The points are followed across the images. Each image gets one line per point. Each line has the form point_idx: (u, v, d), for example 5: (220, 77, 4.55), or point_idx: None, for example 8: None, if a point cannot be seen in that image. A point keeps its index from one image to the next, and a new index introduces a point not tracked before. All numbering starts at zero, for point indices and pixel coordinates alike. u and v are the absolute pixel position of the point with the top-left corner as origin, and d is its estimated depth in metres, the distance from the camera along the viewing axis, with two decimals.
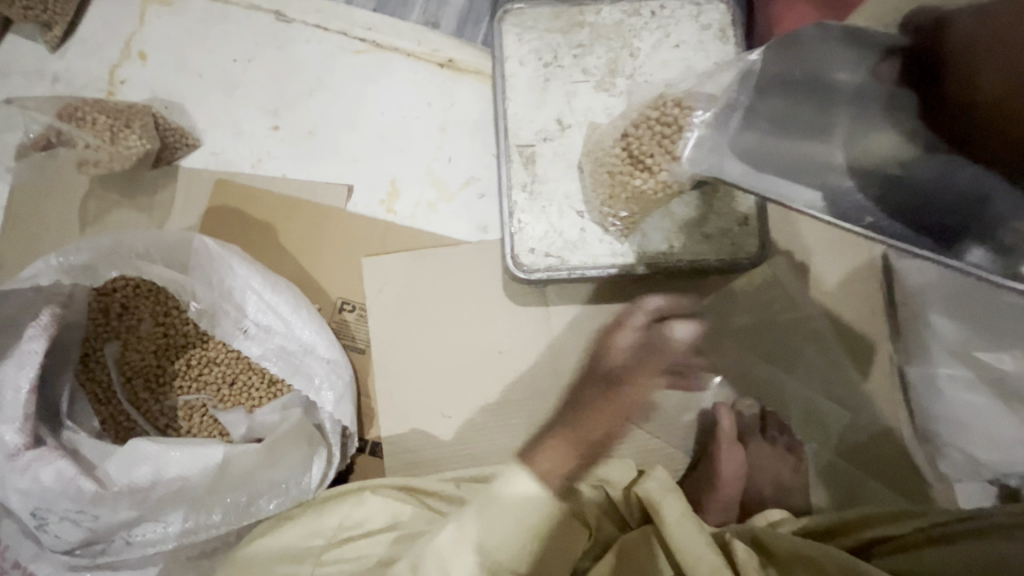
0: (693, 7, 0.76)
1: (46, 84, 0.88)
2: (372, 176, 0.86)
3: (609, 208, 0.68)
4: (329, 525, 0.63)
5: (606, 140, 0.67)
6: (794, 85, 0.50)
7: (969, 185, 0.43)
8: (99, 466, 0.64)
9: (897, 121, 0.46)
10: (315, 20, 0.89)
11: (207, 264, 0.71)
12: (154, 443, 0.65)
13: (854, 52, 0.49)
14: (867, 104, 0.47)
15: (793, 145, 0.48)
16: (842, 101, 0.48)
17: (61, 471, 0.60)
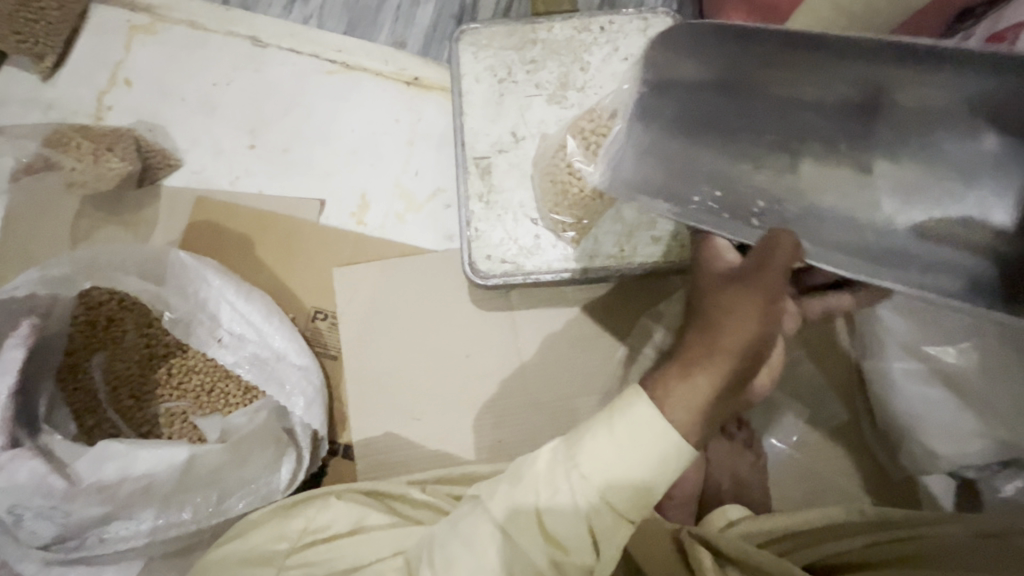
0: (641, 21, 0.79)
1: (39, 111, 0.93)
2: (344, 189, 0.90)
3: (558, 214, 0.73)
4: (294, 529, 0.65)
5: (548, 152, 0.74)
6: (713, 89, 0.59)
7: (860, 181, 0.54)
8: (70, 465, 0.68)
9: (815, 122, 0.55)
10: (288, 44, 0.94)
11: (182, 275, 0.76)
12: (122, 443, 0.69)
13: (775, 50, 0.55)
14: (780, 110, 0.56)
15: (700, 154, 0.59)
16: (759, 105, 0.57)
17: (34, 469, 0.64)
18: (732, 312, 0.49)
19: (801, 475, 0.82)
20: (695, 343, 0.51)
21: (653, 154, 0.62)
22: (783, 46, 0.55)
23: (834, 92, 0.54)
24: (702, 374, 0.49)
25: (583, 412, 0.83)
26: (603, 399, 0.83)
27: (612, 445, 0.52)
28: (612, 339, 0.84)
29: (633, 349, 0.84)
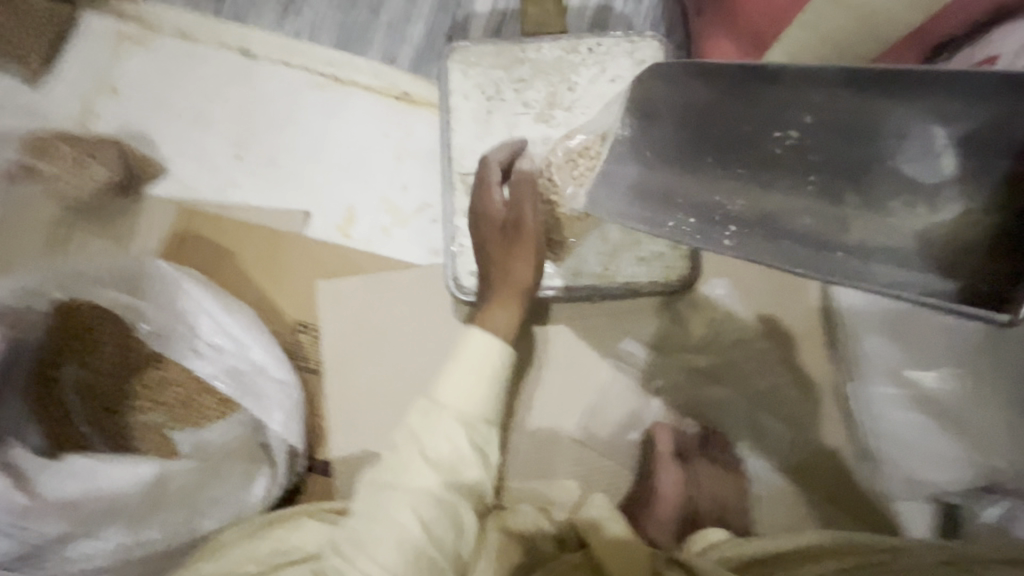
0: (628, 44, 0.81)
1: (22, 117, 0.93)
2: (330, 202, 0.90)
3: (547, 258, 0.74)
4: (263, 551, 0.61)
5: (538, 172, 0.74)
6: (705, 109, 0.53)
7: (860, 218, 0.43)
8: (32, 480, 0.63)
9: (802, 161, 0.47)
10: (279, 57, 0.94)
11: (162, 287, 0.75)
12: (88, 458, 0.67)
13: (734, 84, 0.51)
14: (745, 134, 0.50)
15: (701, 179, 0.51)
16: (748, 117, 0.50)
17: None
18: (507, 255, 0.70)
19: (784, 497, 0.82)
20: (497, 273, 0.69)
21: (638, 181, 0.56)
22: (872, 89, 0.44)
23: (790, 124, 0.48)
24: (499, 301, 0.67)
25: (567, 430, 0.83)
26: (586, 418, 0.83)
27: (463, 370, 0.60)
28: (597, 357, 0.84)
29: (617, 368, 0.84)
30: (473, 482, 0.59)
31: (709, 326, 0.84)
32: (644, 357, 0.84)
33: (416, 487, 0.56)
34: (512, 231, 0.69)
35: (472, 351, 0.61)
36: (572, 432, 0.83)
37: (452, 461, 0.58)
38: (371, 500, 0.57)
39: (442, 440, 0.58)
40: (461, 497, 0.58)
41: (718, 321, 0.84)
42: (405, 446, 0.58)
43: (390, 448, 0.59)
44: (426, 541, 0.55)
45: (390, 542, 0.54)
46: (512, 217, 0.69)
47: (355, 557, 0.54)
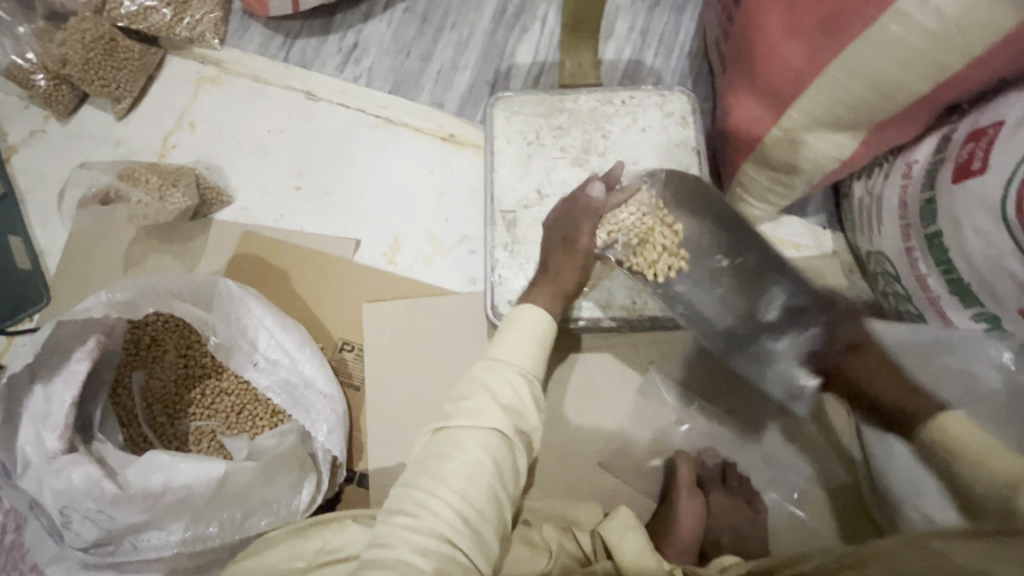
0: (658, 97, 0.88)
1: (110, 147, 1.04)
2: (378, 231, 0.98)
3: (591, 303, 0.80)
4: (311, 548, 0.67)
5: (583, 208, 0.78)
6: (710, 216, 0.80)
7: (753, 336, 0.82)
8: (120, 473, 0.73)
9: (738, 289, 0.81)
10: (338, 99, 1.04)
11: (228, 303, 0.82)
12: (167, 454, 0.73)
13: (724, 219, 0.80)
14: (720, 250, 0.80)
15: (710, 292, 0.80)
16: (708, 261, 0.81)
17: (89, 473, 0.69)
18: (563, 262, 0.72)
19: (801, 530, 0.84)
20: (552, 268, 0.73)
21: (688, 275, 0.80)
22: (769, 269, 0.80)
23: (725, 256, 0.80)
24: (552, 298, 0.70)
25: (591, 454, 0.87)
26: (610, 444, 0.87)
27: (520, 336, 0.65)
28: (622, 385, 0.89)
29: (641, 398, 0.89)
30: (532, 429, 0.63)
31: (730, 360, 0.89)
32: (665, 388, 0.89)
33: (485, 426, 0.59)
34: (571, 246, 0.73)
35: (529, 320, 0.66)
36: (596, 456, 0.87)
37: (517, 406, 0.62)
38: (442, 442, 0.60)
39: (507, 389, 0.62)
40: (522, 442, 0.62)
41: None
42: (474, 394, 0.62)
43: (459, 398, 0.62)
44: (496, 473, 0.59)
45: (464, 476, 0.57)
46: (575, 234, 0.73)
47: (435, 487, 0.57)
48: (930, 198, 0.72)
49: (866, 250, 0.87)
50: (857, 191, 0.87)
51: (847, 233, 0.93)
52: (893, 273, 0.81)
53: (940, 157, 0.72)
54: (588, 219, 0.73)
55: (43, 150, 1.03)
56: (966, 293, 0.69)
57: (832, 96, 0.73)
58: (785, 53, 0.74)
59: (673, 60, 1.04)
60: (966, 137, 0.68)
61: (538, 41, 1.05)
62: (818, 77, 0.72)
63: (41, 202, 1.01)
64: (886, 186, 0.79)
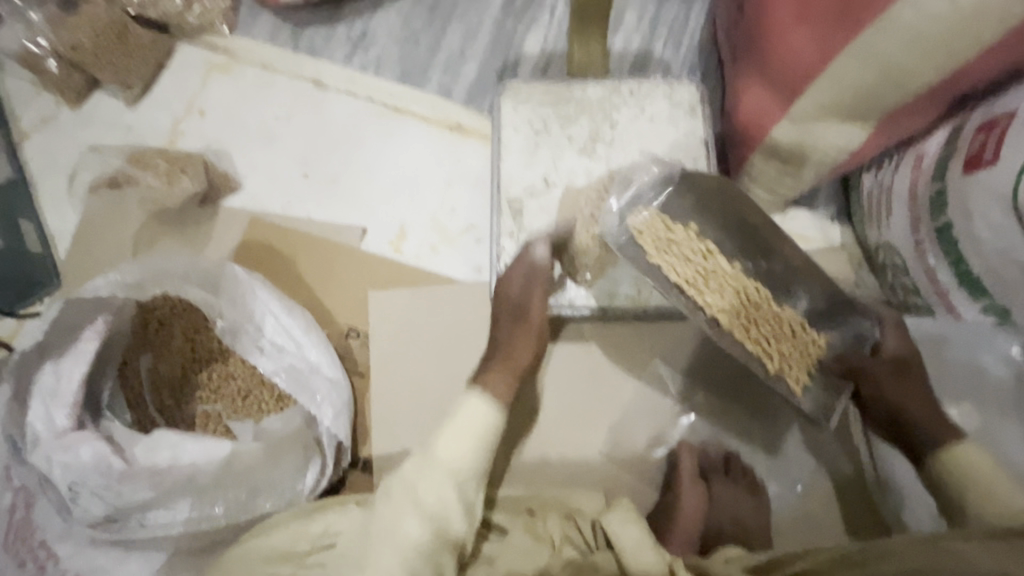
0: (666, 87, 0.87)
1: (120, 133, 1.04)
2: (384, 220, 0.98)
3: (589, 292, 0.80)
4: (312, 532, 0.68)
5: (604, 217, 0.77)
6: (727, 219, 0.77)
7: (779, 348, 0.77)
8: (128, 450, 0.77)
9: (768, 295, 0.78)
10: (347, 87, 1.05)
11: (235, 287, 0.82)
12: (176, 435, 0.78)
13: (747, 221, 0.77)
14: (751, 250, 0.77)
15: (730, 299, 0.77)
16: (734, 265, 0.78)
17: (96, 450, 0.72)
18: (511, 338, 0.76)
19: (804, 524, 0.84)
20: (502, 348, 0.76)
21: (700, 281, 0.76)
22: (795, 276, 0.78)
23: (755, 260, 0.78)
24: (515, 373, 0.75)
25: (594, 444, 0.87)
26: (613, 433, 0.87)
27: (455, 430, 0.69)
28: (627, 377, 0.89)
29: (646, 389, 0.88)
30: (460, 533, 0.65)
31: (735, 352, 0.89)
32: (670, 379, 0.88)
33: (405, 532, 0.62)
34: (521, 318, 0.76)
35: (467, 415, 0.70)
36: (599, 446, 0.87)
37: (440, 510, 0.64)
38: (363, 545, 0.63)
39: (433, 491, 0.65)
40: (448, 546, 0.64)
41: None
42: (398, 496, 0.65)
43: (386, 494, 0.66)
44: None
45: None
46: (524, 306, 0.76)
47: None
48: (938, 189, 0.71)
49: (875, 242, 0.86)
50: (867, 182, 0.86)
51: (855, 225, 0.92)
52: (901, 265, 0.80)
53: (950, 148, 0.71)
54: (533, 294, 0.76)
55: (54, 135, 1.04)
56: (975, 285, 0.69)
57: (840, 86, 0.72)
58: (793, 41, 0.73)
59: (683, 51, 1.03)
60: (978, 128, 0.67)
61: (547, 31, 1.05)
62: (829, 65, 0.71)
63: (52, 186, 1.02)
64: (896, 176, 0.79)
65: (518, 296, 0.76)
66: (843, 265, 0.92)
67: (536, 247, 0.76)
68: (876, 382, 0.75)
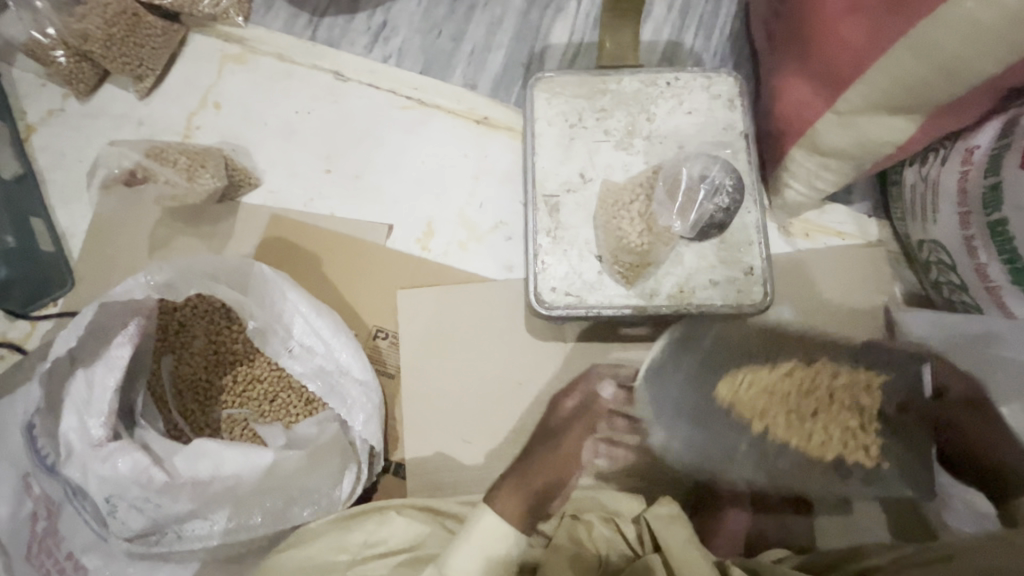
0: (704, 79, 0.85)
1: (131, 127, 1.01)
2: (410, 217, 0.95)
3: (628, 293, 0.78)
4: (355, 541, 0.69)
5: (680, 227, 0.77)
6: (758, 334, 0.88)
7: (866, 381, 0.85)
8: (167, 461, 0.72)
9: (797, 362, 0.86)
10: (368, 79, 1.01)
11: (264, 287, 0.79)
12: (216, 441, 0.72)
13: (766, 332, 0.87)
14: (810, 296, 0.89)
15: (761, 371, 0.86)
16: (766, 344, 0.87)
17: (136, 462, 0.68)
18: (549, 465, 0.84)
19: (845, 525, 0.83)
20: (530, 469, 0.83)
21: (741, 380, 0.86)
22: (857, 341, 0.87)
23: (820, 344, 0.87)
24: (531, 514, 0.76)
25: (631, 446, 0.85)
26: (650, 435, 0.86)
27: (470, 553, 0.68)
28: (663, 378, 0.87)
29: (682, 388, 0.87)
30: None
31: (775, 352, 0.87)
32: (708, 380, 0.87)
33: None
34: (558, 435, 0.86)
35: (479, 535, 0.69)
36: (636, 448, 0.85)
37: None
38: None
39: None
40: None
41: (784, 350, 0.87)
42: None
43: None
44: None
45: None
46: (560, 431, 0.86)
47: None
48: (993, 184, 0.69)
49: (918, 238, 0.84)
50: (909, 177, 0.84)
51: (894, 221, 0.90)
52: (948, 261, 0.79)
53: (1005, 142, 0.69)
54: (576, 425, 0.86)
55: (63, 129, 1.00)
56: None
57: (891, 78, 0.70)
58: (843, 31, 0.72)
59: (714, 42, 1.01)
60: None
61: (574, 21, 1.02)
62: (878, 57, 0.70)
63: (62, 182, 0.98)
64: (942, 172, 0.77)
65: (564, 418, 0.86)
66: (881, 260, 0.91)
67: (601, 385, 0.87)
68: (958, 428, 0.80)
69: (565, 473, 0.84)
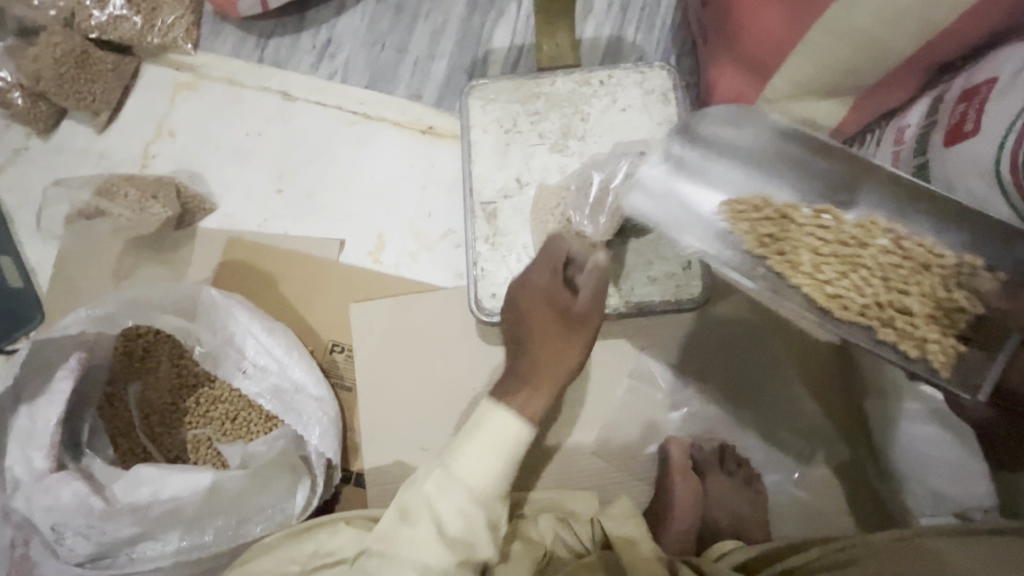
0: (638, 75, 0.85)
1: (92, 160, 1.04)
2: (362, 231, 0.97)
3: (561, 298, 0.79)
4: (304, 553, 0.69)
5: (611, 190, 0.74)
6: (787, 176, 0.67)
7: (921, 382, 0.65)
8: (107, 488, 0.75)
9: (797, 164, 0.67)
10: (315, 98, 1.03)
11: (213, 312, 0.81)
12: (152, 467, 0.77)
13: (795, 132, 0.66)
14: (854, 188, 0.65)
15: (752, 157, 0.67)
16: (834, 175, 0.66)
17: (76, 491, 0.71)
18: (543, 336, 0.66)
19: (804, 512, 0.84)
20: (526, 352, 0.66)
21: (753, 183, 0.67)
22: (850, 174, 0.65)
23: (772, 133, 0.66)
24: (546, 367, 0.65)
25: (586, 444, 0.86)
26: (607, 431, 0.86)
27: (477, 451, 0.62)
28: (616, 376, 0.87)
29: (635, 383, 0.87)
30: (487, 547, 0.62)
31: (725, 342, 0.88)
32: (660, 374, 0.87)
33: None
34: (558, 317, 0.66)
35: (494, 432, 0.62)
36: (592, 445, 0.86)
37: (466, 535, 0.61)
38: None
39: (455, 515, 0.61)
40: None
41: (735, 339, 0.88)
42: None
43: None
44: None
45: None
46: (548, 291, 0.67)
47: None
48: (921, 163, 0.68)
49: None
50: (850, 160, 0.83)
51: None
52: None
53: (930, 120, 0.68)
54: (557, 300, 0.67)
55: (27, 167, 1.04)
56: None
57: (815, 64, 0.70)
58: (762, 20, 0.71)
59: (655, 35, 1.00)
60: (958, 98, 0.64)
61: (515, 24, 1.02)
62: (798, 43, 0.69)
63: (28, 219, 1.01)
64: (879, 153, 0.76)
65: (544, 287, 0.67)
66: None
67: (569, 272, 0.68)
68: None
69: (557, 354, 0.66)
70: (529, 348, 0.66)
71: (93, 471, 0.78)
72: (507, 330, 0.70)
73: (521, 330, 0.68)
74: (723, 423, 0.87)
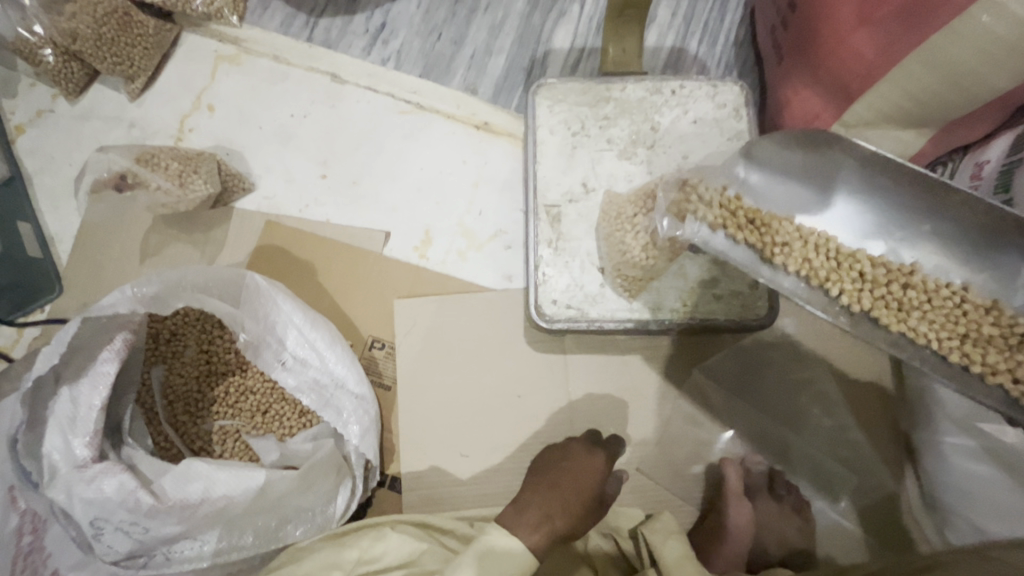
0: (710, 88, 0.83)
1: (123, 129, 0.98)
2: (407, 224, 0.93)
3: (623, 312, 0.77)
4: (349, 558, 0.65)
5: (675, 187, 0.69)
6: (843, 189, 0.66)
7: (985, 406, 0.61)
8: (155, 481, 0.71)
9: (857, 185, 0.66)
10: (366, 83, 0.99)
11: (255, 298, 0.76)
12: (205, 463, 0.71)
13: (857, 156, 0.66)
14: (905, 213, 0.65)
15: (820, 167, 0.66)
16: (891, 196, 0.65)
17: (122, 483, 0.67)
18: (548, 505, 0.66)
19: (845, 543, 0.83)
20: (535, 502, 0.66)
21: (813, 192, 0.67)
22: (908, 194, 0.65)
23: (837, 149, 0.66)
24: (559, 512, 0.66)
25: (632, 460, 0.84)
26: (654, 449, 0.84)
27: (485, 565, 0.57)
28: (663, 391, 0.86)
29: (684, 401, 0.86)
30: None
31: (775, 365, 0.87)
32: (709, 393, 0.86)
33: None
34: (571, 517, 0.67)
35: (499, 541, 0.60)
36: (637, 462, 0.84)
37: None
38: None
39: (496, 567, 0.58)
40: None
41: (785, 363, 0.87)
42: None
43: None
44: None
45: None
46: (567, 486, 0.69)
47: None
48: (1004, 200, 0.67)
49: None
50: None
51: None
52: None
53: (1015, 158, 0.67)
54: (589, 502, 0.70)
55: (52, 130, 0.98)
56: None
57: (901, 91, 0.69)
58: (853, 42, 0.69)
59: (719, 49, 0.99)
60: None
61: (577, 25, 1.00)
62: (890, 70, 0.68)
63: (50, 185, 0.95)
64: (951, 187, 0.75)
65: (569, 485, 0.70)
66: None
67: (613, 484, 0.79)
68: None
69: (570, 508, 0.67)
70: (551, 498, 0.67)
71: (135, 461, 0.75)
72: (533, 476, 0.73)
73: (554, 491, 0.68)
74: (766, 447, 0.87)
